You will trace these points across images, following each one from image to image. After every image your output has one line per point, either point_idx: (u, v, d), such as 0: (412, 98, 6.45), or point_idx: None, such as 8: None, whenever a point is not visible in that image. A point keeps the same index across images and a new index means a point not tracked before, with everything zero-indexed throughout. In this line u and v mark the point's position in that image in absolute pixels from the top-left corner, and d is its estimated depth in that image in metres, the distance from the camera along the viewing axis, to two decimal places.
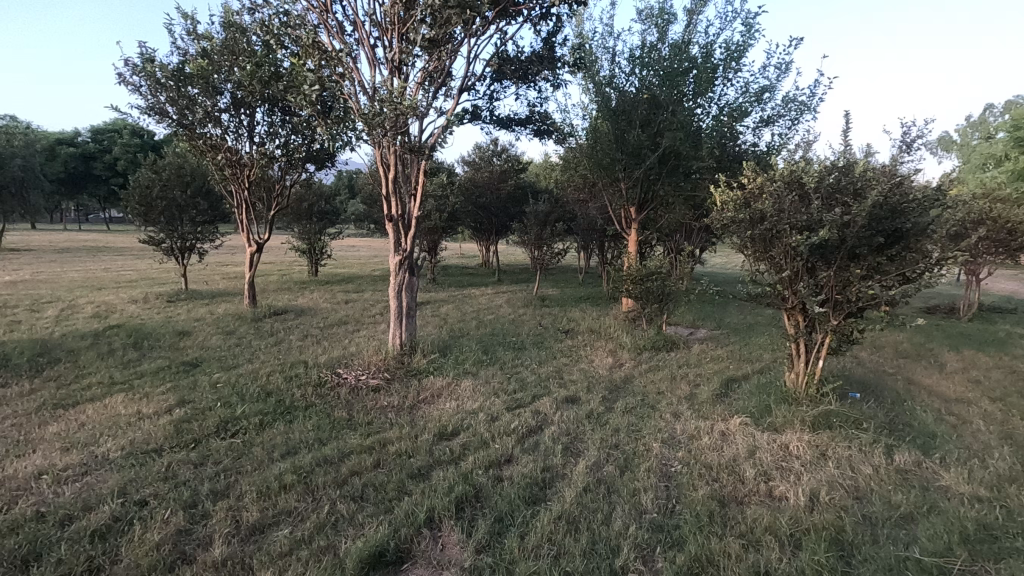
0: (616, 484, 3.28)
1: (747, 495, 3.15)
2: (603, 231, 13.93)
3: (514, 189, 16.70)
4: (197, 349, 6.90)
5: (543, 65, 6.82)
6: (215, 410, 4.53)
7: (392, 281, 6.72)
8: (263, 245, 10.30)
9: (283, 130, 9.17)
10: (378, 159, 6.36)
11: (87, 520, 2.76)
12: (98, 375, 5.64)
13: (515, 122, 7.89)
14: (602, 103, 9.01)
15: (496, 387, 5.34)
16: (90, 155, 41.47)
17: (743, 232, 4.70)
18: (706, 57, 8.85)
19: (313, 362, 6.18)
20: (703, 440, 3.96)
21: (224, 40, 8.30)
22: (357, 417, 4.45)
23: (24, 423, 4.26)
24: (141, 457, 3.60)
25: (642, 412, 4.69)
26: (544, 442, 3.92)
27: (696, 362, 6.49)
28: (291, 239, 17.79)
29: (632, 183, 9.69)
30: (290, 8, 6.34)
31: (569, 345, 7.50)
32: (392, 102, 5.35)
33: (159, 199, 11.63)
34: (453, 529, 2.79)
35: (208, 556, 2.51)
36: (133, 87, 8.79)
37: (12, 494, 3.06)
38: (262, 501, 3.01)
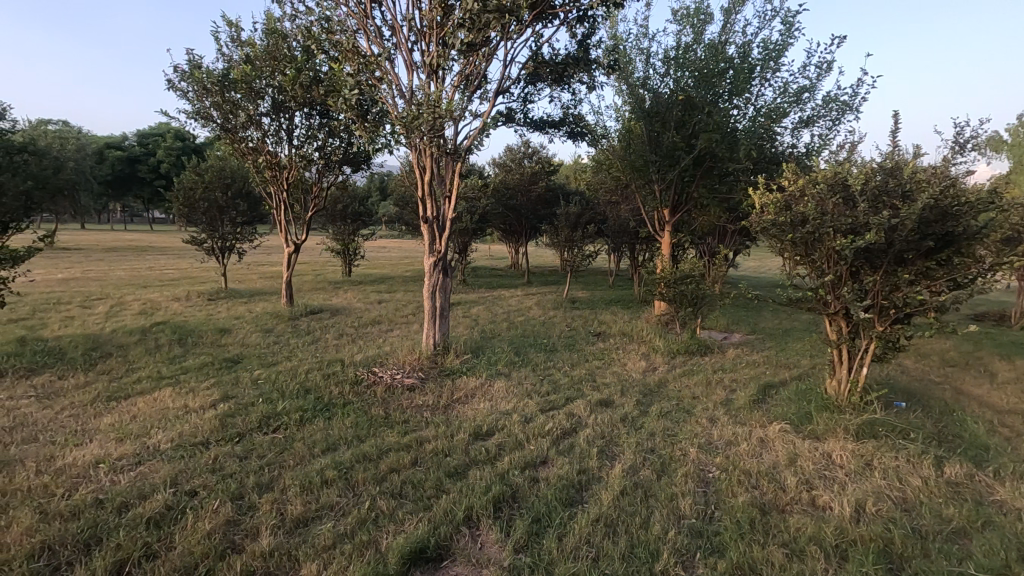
0: (652, 488, 3.27)
1: (789, 504, 3.09)
2: (634, 233, 13.81)
3: (545, 191, 16.69)
4: (238, 346, 7.10)
5: (579, 67, 6.84)
6: (257, 405, 4.67)
7: (426, 282, 6.81)
8: (300, 246, 10.51)
9: (320, 133, 9.39)
10: (414, 162, 6.46)
11: (143, 509, 2.88)
12: (147, 370, 5.87)
13: (549, 124, 7.91)
14: (635, 104, 8.97)
15: (529, 388, 5.36)
16: (135, 158, 43.19)
17: (783, 234, 4.60)
18: (744, 57, 8.69)
19: (349, 361, 6.29)
20: (742, 446, 3.89)
21: (267, 46, 8.56)
22: (394, 415, 4.52)
23: (81, 414, 4.47)
24: (189, 450, 3.73)
25: (677, 416, 4.63)
26: (578, 445, 3.92)
27: (731, 366, 6.39)
28: (326, 240, 18.13)
29: (666, 185, 9.60)
30: (330, 13, 6.50)
31: (601, 348, 7.45)
32: (429, 105, 5.44)
33: (201, 201, 12.02)
34: (491, 528, 2.82)
35: (257, 546, 2.59)
36: (181, 92, 9.16)
37: (73, 481, 3.22)
38: (305, 495, 3.10)
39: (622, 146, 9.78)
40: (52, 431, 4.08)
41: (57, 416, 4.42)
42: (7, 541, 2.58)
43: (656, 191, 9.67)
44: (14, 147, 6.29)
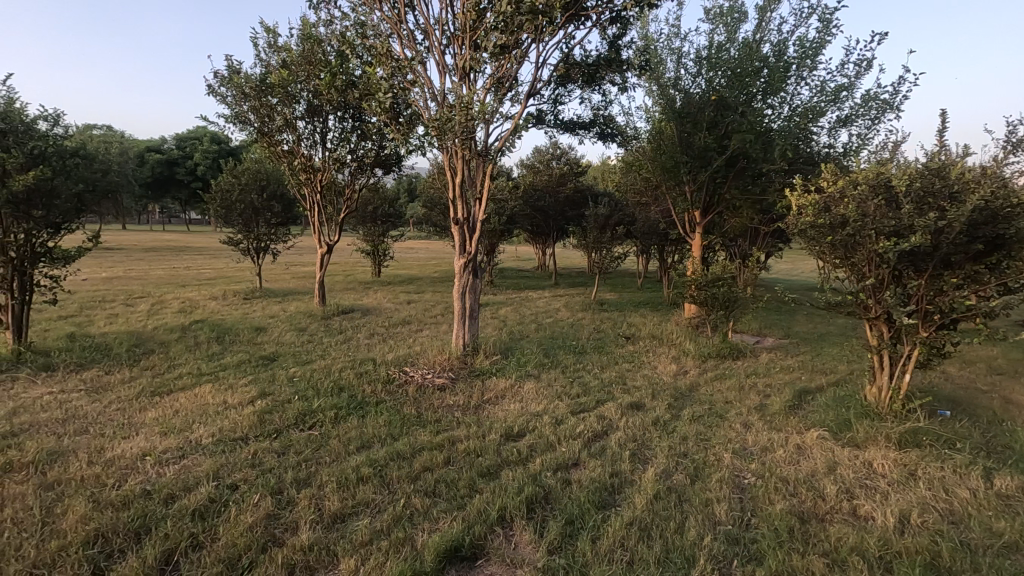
0: (686, 493, 3.23)
1: (829, 513, 3.01)
2: (664, 234, 13.66)
3: (573, 193, 16.65)
4: (274, 344, 7.28)
5: (611, 68, 6.80)
6: (294, 402, 4.78)
7: (456, 283, 6.86)
8: (333, 247, 10.67)
9: (353, 136, 9.55)
10: (445, 164, 6.53)
11: (188, 500, 2.99)
12: (187, 366, 6.07)
13: (579, 126, 7.89)
14: (666, 104, 8.89)
15: (559, 390, 5.35)
16: (174, 161, 44.57)
17: (822, 237, 4.49)
18: (779, 55, 8.51)
19: (380, 360, 6.38)
20: (778, 453, 3.82)
21: (302, 51, 8.75)
22: (427, 414, 4.58)
23: (128, 408, 4.66)
24: (230, 444, 3.85)
25: (710, 421, 4.57)
26: (610, 448, 3.90)
27: (765, 371, 6.26)
28: (356, 241, 18.44)
29: (697, 186, 9.48)
30: (365, 18, 6.61)
31: (631, 351, 7.40)
32: (461, 108, 5.49)
33: (238, 203, 12.37)
34: (525, 529, 2.83)
35: (297, 540, 2.66)
36: (220, 97, 9.44)
37: (122, 472, 3.36)
38: (342, 492, 3.15)
39: (652, 147, 9.70)
40: (101, 423, 4.26)
41: (105, 410, 4.61)
42: (64, 527, 2.70)
43: (688, 192, 9.56)
44: (67, 152, 6.59)
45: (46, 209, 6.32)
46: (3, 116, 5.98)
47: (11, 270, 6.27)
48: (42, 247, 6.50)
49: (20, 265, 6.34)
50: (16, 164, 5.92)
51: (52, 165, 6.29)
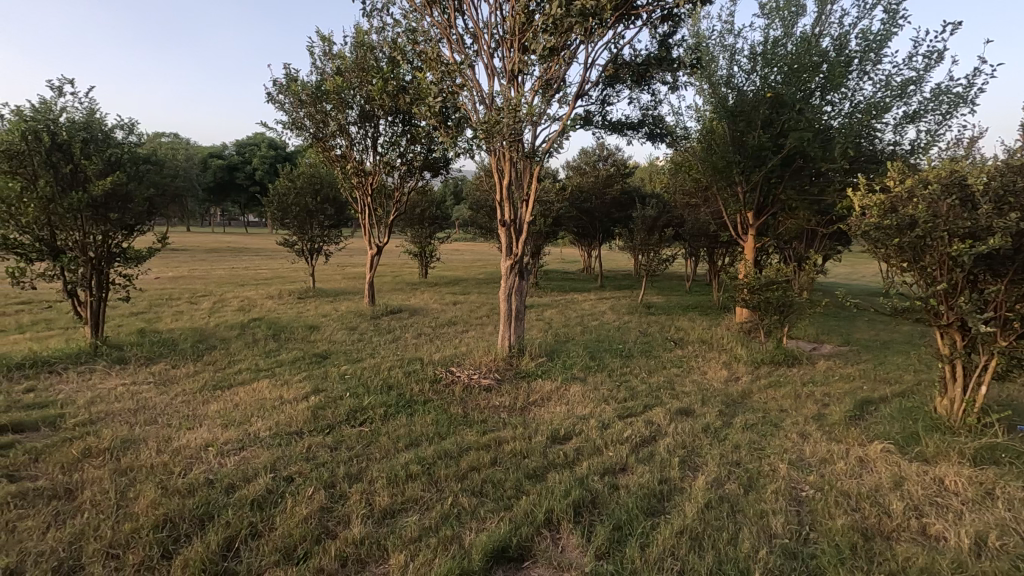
0: (739, 503, 3.12)
1: (896, 531, 2.85)
2: (714, 236, 13.30)
3: (619, 194, 16.43)
4: (326, 342, 7.53)
5: (661, 67, 6.68)
6: (345, 399, 4.93)
7: (502, 284, 6.89)
8: (382, 248, 10.90)
9: (403, 140, 9.75)
10: (493, 166, 6.58)
11: (247, 490, 3.12)
12: (246, 362, 6.35)
13: (628, 126, 7.79)
14: (718, 103, 8.67)
15: (606, 394, 5.29)
16: (234, 166, 46.76)
17: (888, 239, 4.26)
18: (840, 50, 8.14)
19: (427, 360, 6.48)
20: (838, 465, 3.64)
21: (356, 58, 9.03)
22: (473, 415, 4.61)
23: (192, 400, 4.91)
24: (286, 438, 3.99)
25: (764, 429, 4.40)
26: (659, 453, 3.82)
27: (823, 379, 5.98)
28: (405, 243, 18.86)
29: (751, 186, 9.19)
30: (415, 24, 6.74)
31: (680, 355, 7.22)
32: (509, 109, 5.52)
33: (294, 206, 12.87)
34: (572, 532, 2.81)
35: (349, 533, 2.73)
36: (279, 104, 9.85)
37: (188, 461, 3.54)
38: (391, 488, 3.22)
39: (703, 147, 9.47)
40: (169, 414, 4.51)
41: (172, 401, 4.88)
42: (137, 511, 2.87)
43: (741, 193, 9.28)
44: (140, 158, 7.00)
45: (122, 211, 6.77)
46: (86, 126, 6.42)
47: (90, 268, 6.74)
48: (117, 247, 6.98)
49: (98, 263, 6.82)
50: (95, 170, 6.38)
51: (126, 171, 6.71)
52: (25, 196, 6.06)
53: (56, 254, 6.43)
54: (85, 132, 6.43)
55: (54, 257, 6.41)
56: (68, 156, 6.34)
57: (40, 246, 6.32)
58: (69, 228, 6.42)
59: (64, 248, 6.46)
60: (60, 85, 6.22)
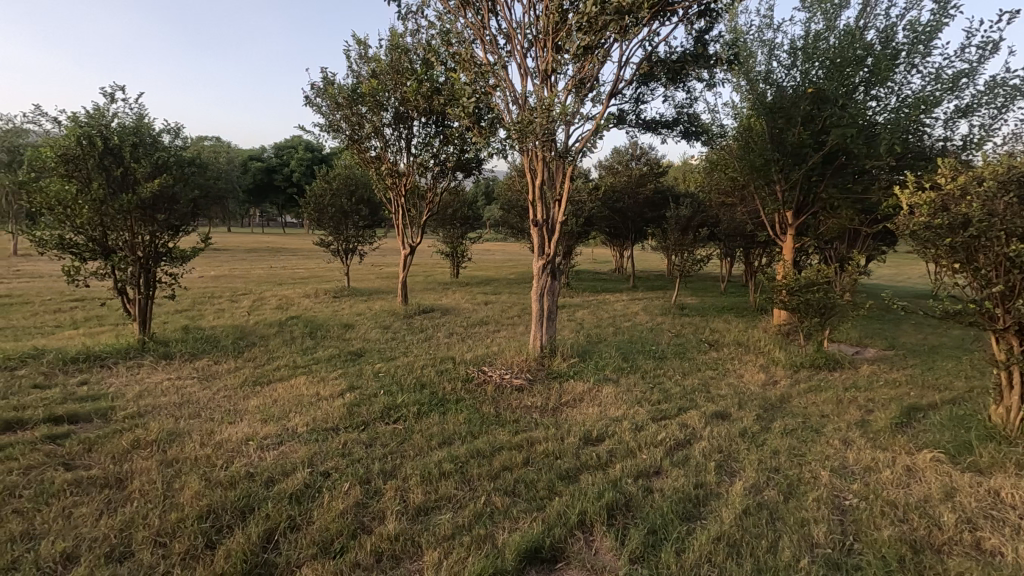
0: (778, 510, 3.04)
1: (947, 545, 2.73)
2: (750, 236, 12.99)
3: (653, 193, 16.22)
4: (360, 340, 7.66)
5: (698, 64, 6.56)
6: (379, 396, 5.00)
7: (535, 283, 6.88)
8: (415, 248, 11.02)
9: (436, 141, 9.84)
10: (526, 166, 6.57)
11: (286, 484, 3.20)
12: (284, 359, 6.51)
13: (662, 125, 7.68)
14: (755, 99, 8.46)
15: (639, 396, 5.23)
16: (272, 168, 48.05)
17: (939, 238, 4.08)
18: (886, 42, 7.83)
19: (459, 359, 6.51)
20: (884, 474, 3.51)
21: (390, 60, 9.16)
22: (505, 415, 4.61)
23: (234, 395, 5.07)
24: (322, 434, 4.08)
25: (804, 435, 4.27)
26: (694, 458, 3.74)
27: (867, 385, 5.77)
28: (437, 243, 19.03)
29: (790, 185, 8.94)
30: (449, 25, 6.79)
31: (715, 358, 7.07)
32: (542, 109, 5.52)
33: (330, 207, 13.14)
34: (606, 535, 2.78)
35: (384, 529, 2.76)
36: (316, 107, 10.07)
37: (229, 454, 3.65)
38: (425, 486, 3.25)
39: (740, 145, 9.26)
40: (211, 409, 4.66)
41: (215, 396, 5.04)
42: (182, 501, 2.98)
43: (779, 191, 9.03)
44: (185, 161, 7.27)
45: (168, 212, 7.07)
46: (135, 131, 6.69)
47: (139, 268, 7.00)
48: (163, 247, 7.23)
49: (145, 263, 7.07)
50: (144, 173, 6.63)
51: (172, 173, 6.96)
52: (80, 199, 6.34)
53: (108, 253, 6.74)
54: (134, 137, 6.69)
55: (105, 257, 6.72)
56: (119, 160, 6.61)
57: (93, 246, 6.63)
58: (120, 228, 6.69)
59: (115, 248, 6.76)
60: (112, 92, 6.48)
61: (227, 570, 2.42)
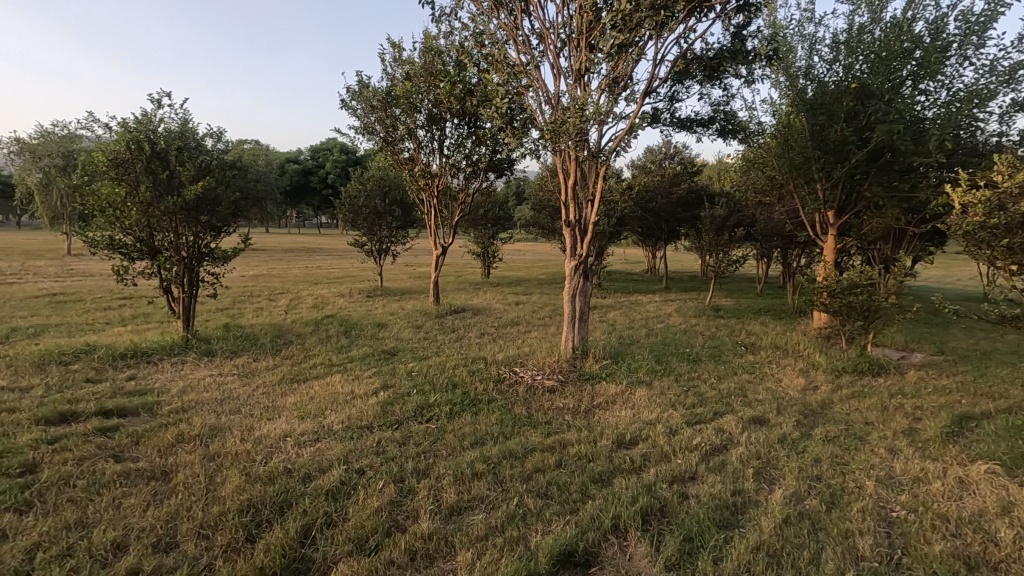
0: (821, 520, 2.93)
1: (1006, 562, 2.58)
2: (788, 236, 12.64)
3: (686, 193, 15.96)
4: (393, 340, 7.77)
5: (736, 60, 6.41)
6: (412, 395, 5.05)
7: (566, 284, 6.84)
8: (447, 248, 11.10)
9: (468, 141, 9.89)
10: (558, 166, 6.54)
11: (322, 481, 3.26)
12: (320, 357, 6.65)
13: (697, 123, 7.54)
14: (795, 96, 8.23)
15: (673, 399, 5.14)
16: (308, 170, 49.20)
17: (995, 239, 3.87)
18: (936, 34, 7.49)
19: (490, 360, 6.53)
20: (934, 486, 3.35)
21: (424, 63, 9.27)
22: (537, 416, 4.59)
23: (272, 392, 5.20)
24: (357, 432, 4.14)
25: (847, 443, 4.12)
26: (731, 463, 3.66)
27: (914, 391, 5.53)
28: (468, 243, 19.15)
29: (831, 183, 8.64)
30: (482, 27, 6.82)
31: (752, 361, 6.90)
32: (575, 109, 5.48)
33: (364, 208, 13.37)
34: (641, 541, 2.74)
35: (418, 528, 2.78)
36: (351, 110, 10.26)
37: (268, 450, 3.75)
38: (458, 486, 3.26)
39: (779, 142, 9.00)
40: (251, 405, 4.79)
41: (254, 392, 5.19)
42: (224, 495, 3.06)
43: (820, 190, 8.75)
44: (227, 164, 7.50)
45: (211, 214, 7.29)
46: (181, 136, 6.91)
47: (183, 267, 7.26)
48: (206, 248, 7.47)
49: (189, 262, 7.33)
50: (189, 176, 6.87)
51: (215, 176, 7.20)
52: (129, 201, 6.61)
53: (154, 253, 7.00)
54: (179, 141, 6.94)
55: (152, 257, 7.00)
56: (165, 163, 6.87)
57: (140, 246, 6.90)
58: (165, 229, 6.95)
59: (161, 248, 7.02)
60: (159, 98, 6.72)
61: (266, 563, 2.47)
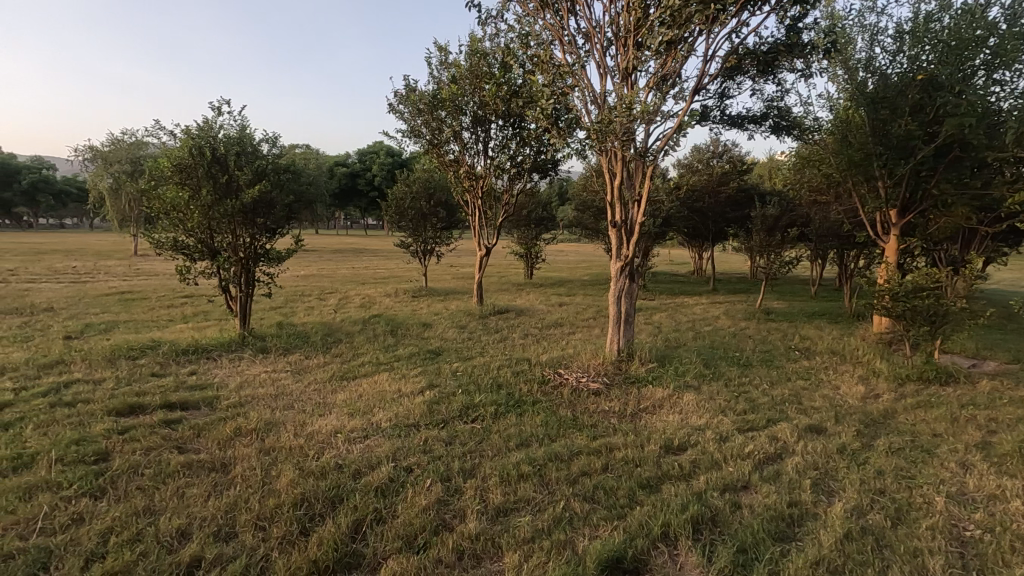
0: (885, 536, 2.78)
1: None
2: (845, 236, 12.08)
3: (736, 192, 15.52)
4: (438, 339, 7.88)
5: (791, 54, 6.17)
6: (457, 395, 5.10)
7: (612, 286, 6.75)
8: (491, 249, 11.16)
9: (513, 142, 9.91)
10: (605, 166, 6.46)
11: (371, 478, 3.33)
12: (368, 355, 6.80)
13: (749, 120, 7.30)
14: (855, 89, 7.86)
15: (723, 404, 4.99)
16: (356, 173, 50.53)
17: None
18: (1014, 19, 6.99)
19: (535, 361, 6.52)
20: (1012, 504, 3.12)
21: (470, 65, 9.36)
22: (582, 418, 4.55)
23: (323, 389, 5.35)
24: (404, 430, 4.21)
25: (914, 455, 3.90)
26: (787, 473, 3.51)
27: (988, 402, 5.17)
28: (511, 244, 19.21)
29: (894, 181, 8.20)
30: (528, 27, 6.80)
31: (807, 367, 6.61)
32: (623, 108, 5.41)
33: (410, 209, 13.61)
34: (691, 550, 2.67)
35: (466, 528, 2.80)
36: (399, 113, 10.47)
37: (320, 445, 3.86)
38: (504, 487, 3.26)
39: (837, 139, 8.62)
40: (303, 401, 4.94)
41: (306, 389, 5.35)
42: (279, 488, 3.17)
43: (881, 188, 8.31)
44: (281, 168, 7.78)
45: (266, 216, 7.58)
46: (239, 141, 7.22)
47: (240, 267, 7.58)
48: (262, 249, 7.76)
49: (246, 263, 7.64)
50: (246, 180, 7.17)
51: (271, 180, 7.49)
52: (191, 204, 6.94)
53: (214, 254, 7.32)
54: (238, 146, 7.25)
55: (212, 257, 7.32)
56: (225, 168, 7.19)
57: (201, 247, 7.23)
58: (224, 231, 7.26)
59: (221, 249, 7.34)
60: (219, 105, 7.04)
61: (319, 557, 2.54)
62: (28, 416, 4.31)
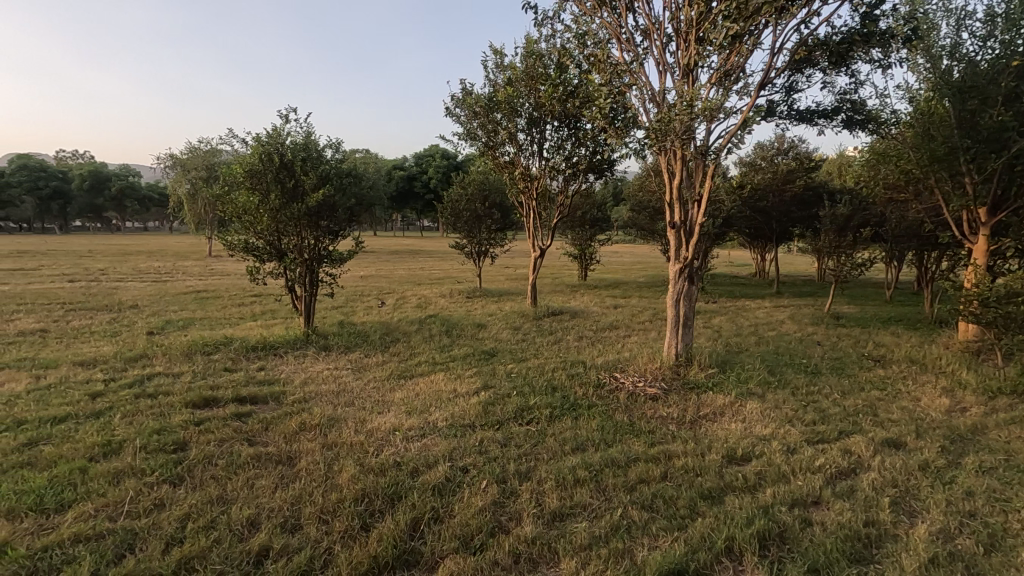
0: (978, 564, 2.55)
1: None
2: (925, 236, 11.26)
3: (802, 190, 14.80)
4: (493, 340, 7.93)
5: (868, 43, 5.81)
6: (512, 397, 5.10)
7: (671, 289, 6.57)
8: (545, 251, 11.12)
9: (568, 143, 9.83)
10: (664, 166, 6.30)
11: (428, 476, 3.38)
12: (424, 355, 6.91)
13: (820, 114, 6.93)
14: (938, 79, 7.32)
15: (789, 414, 4.75)
16: (412, 176, 51.73)
17: None
18: None
19: (590, 364, 6.43)
20: None
21: (525, 67, 9.37)
22: (640, 424, 4.45)
23: (381, 387, 5.49)
24: (460, 430, 4.25)
25: (1009, 476, 3.56)
26: (862, 490, 3.30)
27: None
28: (566, 245, 19.09)
29: (983, 176, 7.57)
30: (585, 27, 6.73)
31: (882, 376, 6.20)
32: (683, 106, 5.27)
33: (465, 211, 13.79)
34: (758, 567, 2.55)
35: (522, 532, 2.78)
36: (455, 116, 10.63)
37: (379, 442, 3.95)
38: (561, 491, 3.23)
39: (918, 132, 8.05)
40: (362, 399, 5.08)
41: (365, 387, 5.50)
42: (340, 483, 3.27)
43: (968, 185, 7.70)
44: (343, 172, 8.04)
45: (329, 219, 7.86)
46: (304, 147, 7.51)
47: (305, 268, 7.89)
48: (325, 250, 8.05)
49: (311, 263, 7.96)
50: (311, 184, 7.47)
51: (334, 184, 7.75)
52: (261, 208, 7.31)
53: (281, 255, 7.68)
54: (304, 152, 7.55)
55: (279, 258, 7.68)
56: (292, 173, 7.50)
57: (270, 249, 7.58)
58: (291, 234, 7.59)
59: (287, 250, 7.68)
60: (287, 113, 7.37)
61: (379, 553, 2.59)
62: (116, 405, 4.65)
